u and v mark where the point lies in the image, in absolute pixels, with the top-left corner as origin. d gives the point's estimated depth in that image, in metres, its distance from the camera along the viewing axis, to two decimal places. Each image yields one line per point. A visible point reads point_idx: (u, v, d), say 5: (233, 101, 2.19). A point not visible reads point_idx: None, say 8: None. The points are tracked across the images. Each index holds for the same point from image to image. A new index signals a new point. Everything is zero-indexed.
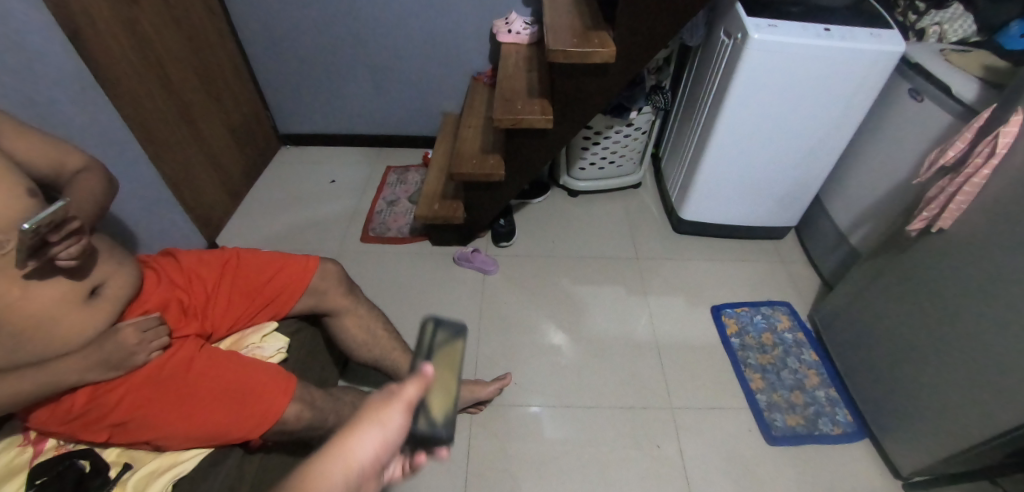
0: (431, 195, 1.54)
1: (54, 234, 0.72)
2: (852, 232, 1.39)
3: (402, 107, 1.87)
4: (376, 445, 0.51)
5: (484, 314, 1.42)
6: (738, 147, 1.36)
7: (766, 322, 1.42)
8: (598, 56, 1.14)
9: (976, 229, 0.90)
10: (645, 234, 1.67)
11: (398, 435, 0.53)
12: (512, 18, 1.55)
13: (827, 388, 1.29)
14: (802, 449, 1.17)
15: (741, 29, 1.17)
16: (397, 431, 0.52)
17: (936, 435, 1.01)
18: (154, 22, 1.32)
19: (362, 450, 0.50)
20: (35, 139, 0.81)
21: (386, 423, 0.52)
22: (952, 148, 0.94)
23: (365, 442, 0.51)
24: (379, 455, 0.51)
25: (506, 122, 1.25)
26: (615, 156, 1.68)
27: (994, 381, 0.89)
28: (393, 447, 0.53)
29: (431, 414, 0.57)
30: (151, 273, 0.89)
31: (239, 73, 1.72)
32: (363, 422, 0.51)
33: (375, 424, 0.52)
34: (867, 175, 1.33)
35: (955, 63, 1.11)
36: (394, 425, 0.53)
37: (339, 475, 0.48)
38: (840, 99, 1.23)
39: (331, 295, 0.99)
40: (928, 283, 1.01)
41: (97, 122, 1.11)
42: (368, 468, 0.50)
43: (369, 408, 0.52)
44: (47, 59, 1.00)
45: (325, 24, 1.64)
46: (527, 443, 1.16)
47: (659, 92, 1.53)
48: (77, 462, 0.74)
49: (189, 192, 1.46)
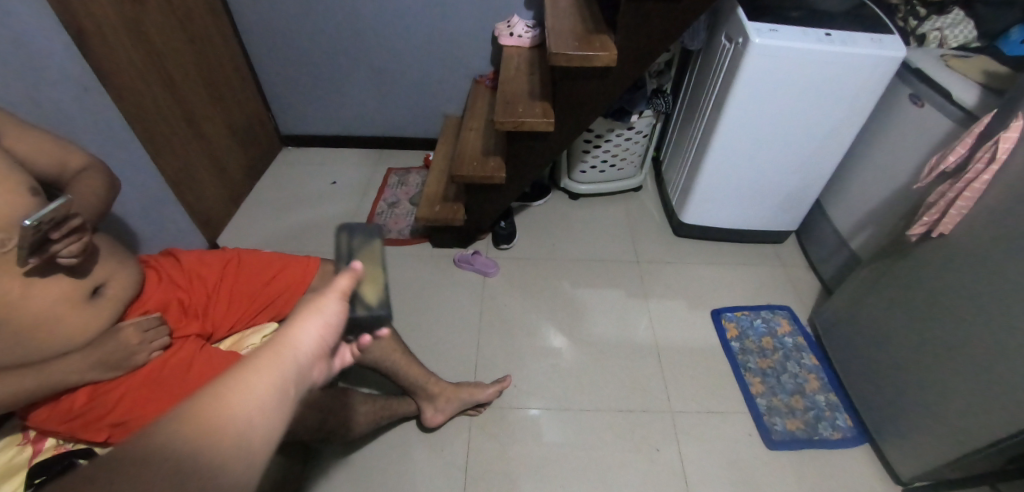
0: (431, 197, 1.54)
1: (56, 231, 0.72)
2: (853, 236, 1.39)
3: (403, 109, 1.87)
4: (319, 329, 0.55)
5: (484, 317, 1.42)
6: (739, 151, 1.36)
7: (766, 327, 1.42)
8: (599, 59, 1.14)
9: (976, 235, 0.90)
10: (646, 238, 1.67)
11: (339, 318, 0.57)
12: (514, 21, 1.56)
13: (827, 393, 1.29)
14: (802, 454, 1.17)
15: (743, 34, 1.17)
16: (337, 315, 0.57)
17: (937, 440, 1.01)
18: (158, 23, 1.33)
19: (307, 336, 0.53)
20: (38, 138, 0.81)
21: (323, 309, 0.56)
22: (953, 154, 0.94)
23: (308, 326, 0.54)
24: (325, 336, 0.55)
25: (508, 125, 1.25)
26: (616, 160, 1.68)
27: (994, 387, 0.89)
28: (336, 330, 0.57)
29: (366, 301, 0.64)
30: (151, 273, 0.90)
31: (242, 74, 1.73)
32: (301, 313, 0.55)
33: (313, 312, 0.55)
34: (867, 179, 1.33)
35: (956, 68, 1.11)
36: (333, 309, 0.57)
37: (290, 355, 0.51)
38: (840, 104, 1.23)
39: None
40: (929, 288, 1.01)
41: (100, 122, 1.12)
42: (317, 347, 0.54)
43: (303, 303, 0.56)
44: (51, 59, 1.00)
45: (328, 26, 1.64)
46: (526, 446, 1.16)
47: (660, 96, 1.53)
48: (77, 461, 0.72)
49: (190, 192, 1.46)
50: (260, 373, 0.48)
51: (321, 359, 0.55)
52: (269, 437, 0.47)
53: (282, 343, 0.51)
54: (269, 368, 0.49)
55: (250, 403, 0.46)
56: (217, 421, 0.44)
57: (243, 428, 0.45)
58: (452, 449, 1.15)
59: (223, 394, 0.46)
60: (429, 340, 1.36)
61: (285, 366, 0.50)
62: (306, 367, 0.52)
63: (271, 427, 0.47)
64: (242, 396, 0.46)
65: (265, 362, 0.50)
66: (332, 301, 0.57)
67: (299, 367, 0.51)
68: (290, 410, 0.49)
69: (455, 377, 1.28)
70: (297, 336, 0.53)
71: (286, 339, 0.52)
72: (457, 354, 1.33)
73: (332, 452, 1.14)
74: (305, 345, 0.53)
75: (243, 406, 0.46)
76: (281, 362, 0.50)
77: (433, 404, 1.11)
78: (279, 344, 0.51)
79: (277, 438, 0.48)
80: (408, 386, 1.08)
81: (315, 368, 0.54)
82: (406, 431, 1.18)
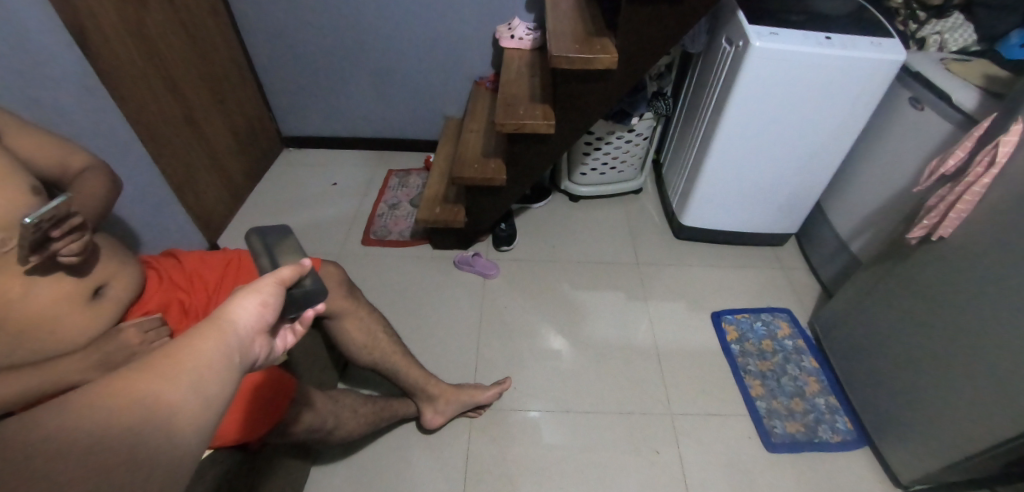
0: (432, 199, 1.54)
1: (56, 230, 0.72)
2: (853, 239, 1.39)
3: (404, 110, 1.88)
4: (257, 306, 0.52)
5: (485, 318, 1.42)
6: (739, 154, 1.36)
7: (766, 329, 1.42)
8: (600, 62, 1.14)
9: (976, 238, 0.90)
10: (646, 240, 1.67)
11: (278, 296, 0.55)
12: (515, 24, 1.56)
13: (826, 396, 1.29)
14: (802, 457, 1.17)
15: (743, 37, 1.18)
16: (274, 294, 0.54)
17: (937, 444, 1.01)
18: (160, 24, 1.33)
19: (243, 313, 0.51)
20: (40, 139, 0.81)
21: (259, 287, 0.54)
22: (953, 157, 0.94)
23: (243, 302, 0.51)
24: (265, 314, 0.53)
25: (508, 126, 1.25)
26: (616, 162, 1.68)
27: (994, 391, 0.89)
28: (277, 310, 0.55)
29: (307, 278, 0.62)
30: (152, 273, 0.90)
31: (243, 75, 1.73)
32: (235, 293, 0.52)
33: (248, 290, 0.53)
34: (867, 182, 1.33)
35: (956, 72, 1.11)
36: (271, 288, 0.55)
37: (225, 331, 0.49)
38: (840, 107, 1.23)
39: (332, 298, 0.99)
40: (929, 291, 1.01)
41: (101, 123, 1.12)
42: (256, 325, 0.51)
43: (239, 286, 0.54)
44: (54, 60, 1.00)
45: (330, 27, 1.65)
46: (525, 448, 1.16)
47: (660, 98, 1.53)
48: None
49: (191, 193, 1.46)
50: (191, 351, 0.46)
51: (262, 340, 0.52)
52: (205, 416, 0.45)
53: (215, 319, 0.49)
54: (201, 347, 0.46)
55: (181, 381, 0.44)
56: (146, 400, 0.42)
57: (172, 406, 0.43)
58: (452, 450, 1.15)
59: (150, 374, 0.44)
60: (429, 342, 1.36)
61: (224, 338, 0.48)
62: (244, 344, 0.50)
63: (207, 404, 0.45)
64: (173, 373, 0.44)
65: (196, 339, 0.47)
66: (270, 282, 0.55)
67: (236, 345, 0.49)
68: (231, 388, 0.47)
69: (455, 379, 1.28)
70: (232, 312, 0.50)
71: (220, 316, 0.49)
72: (457, 356, 1.33)
73: (332, 453, 1.14)
74: (242, 322, 0.50)
75: (173, 385, 0.44)
76: (217, 339, 0.48)
77: (433, 406, 1.11)
78: (212, 322, 0.49)
79: (216, 419, 0.46)
80: (408, 387, 1.08)
81: (256, 347, 0.51)
82: (406, 432, 1.18)
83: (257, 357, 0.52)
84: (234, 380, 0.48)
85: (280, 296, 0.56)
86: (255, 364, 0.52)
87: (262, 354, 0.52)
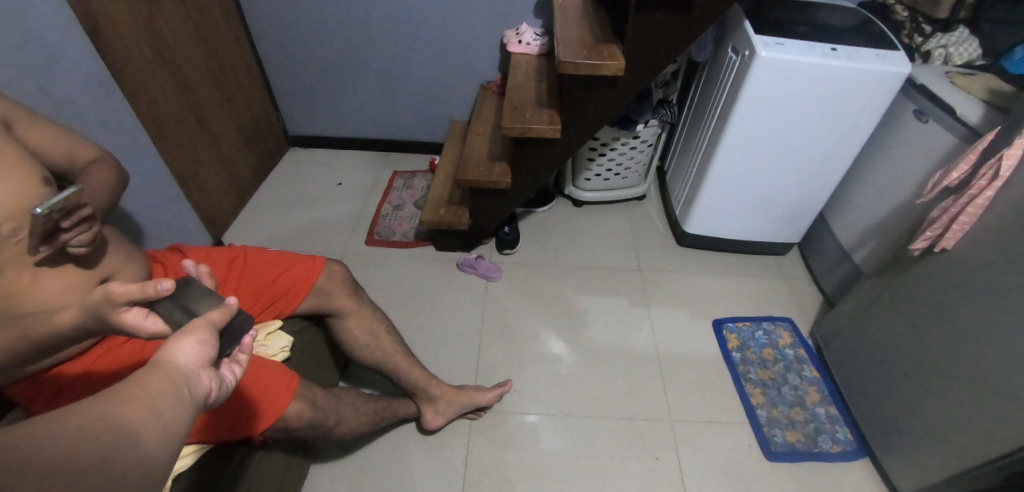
0: (436, 201, 1.55)
1: (66, 220, 0.72)
2: (856, 250, 1.39)
3: (411, 112, 1.89)
4: (194, 344, 0.50)
5: (488, 320, 1.42)
6: (745, 163, 1.37)
7: (768, 338, 1.42)
8: (606, 68, 1.15)
9: (978, 250, 0.91)
10: (649, 246, 1.68)
11: (214, 335, 0.53)
12: (523, 29, 1.57)
13: (827, 406, 1.28)
14: (802, 466, 1.17)
15: (749, 47, 1.19)
16: (210, 331, 0.52)
17: (937, 456, 1.00)
18: (173, 22, 1.35)
19: (180, 352, 0.49)
20: (49, 130, 0.81)
21: (192, 328, 0.52)
22: (958, 170, 0.95)
23: (179, 344, 0.49)
24: (205, 349, 0.51)
25: (514, 131, 1.26)
26: (620, 168, 1.69)
27: (998, 404, 0.88)
28: (215, 345, 0.52)
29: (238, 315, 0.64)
30: (159, 268, 0.91)
31: (252, 75, 1.75)
32: (170, 336, 0.50)
33: (182, 332, 0.51)
34: (871, 193, 1.33)
35: (960, 85, 1.12)
36: (202, 327, 0.53)
37: (163, 369, 0.46)
38: (846, 119, 1.24)
39: (336, 296, 1.00)
40: (931, 302, 1.01)
41: (111, 117, 1.13)
42: (198, 360, 0.49)
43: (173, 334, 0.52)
44: (67, 54, 1.02)
45: (339, 28, 1.66)
46: (524, 453, 1.15)
47: (665, 106, 1.54)
48: None
49: (198, 189, 1.48)
50: (138, 386, 0.44)
51: (209, 372, 0.50)
52: (163, 439, 0.44)
53: (153, 362, 0.47)
54: (148, 384, 0.45)
55: (131, 407, 0.43)
56: (101, 420, 0.42)
57: (128, 428, 0.42)
58: (451, 452, 1.15)
59: (99, 405, 0.43)
60: (431, 343, 1.36)
61: (165, 373, 0.46)
62: (193, 377, 0.48)
63: (165, 428, 0.44)
64: (129, 401, 0.44)
65: (136, 380, 0.45)
66: (200, 324, 0.53)
67: (184, 377, 0.47)
68: (189, 416, 0.46)
69: (456, 380, 1.28)
70: (170, 352, 0.48)
71: (156, 359, 0.47)
72: (459, 357, 1.33)
73: (332, 451, 1.15)
74: (182, 360, 0.48)
75: (128, 409, 0.43)
76: (158, 377, 0.46)
77: (433, 407, 1.11)
78: (152, 362, 0.47)
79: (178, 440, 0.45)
80: (409, 387, 1.08)
81: (205, 379, 0.49)
82: (406, 432, 1.18)
83: (209, 391, 0.50)
84: (188, 409, 0.46)
85: (214, 334, 0.53)
86: (209, 398, 0.49)
87: (214, 387, 0.50)
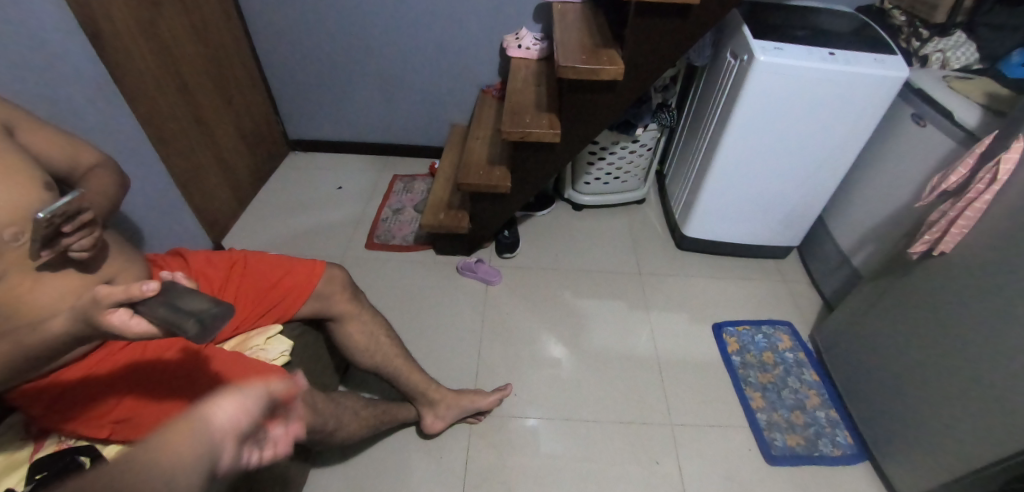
0: (436, 204, 1.55)
1: (68, 225, 0.72)
2: (855, 253, 1.39)
3: (411, 116, 1.90)
4: (234, 411, 0.59)
5: (487, 324, 1.42)
6: (744, 167, 1.37)
7: (768, 342, 1.42)
8: (605, 73, 1.15)
9: (976, 254, 0.91)
10: (648, 250, 1.68)
11: (259, 404, 0.61)
12: (522, 34, 1.58)
13: (827, 409, 1.28)
14: (802, 470, 1.16)
15: (748, 51, 1.19)
16: (255, 402, 0.61)
17: (937, 460, 1.00)
18: (173, 27, 1.36)
19: (220, 415, 0.58)
20: (51, 135, 0.82)
21: (248, 392, 0.61)
22: (956, 174, 0.95)
23: (224, 407, 0.59)
24: (239, 419, 0.60)
25: (514, 135, 1.26)
26: (620, 172, 1.70)
27: (998, 408, 0.88)
28: (256, 414, 0.61)
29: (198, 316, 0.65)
30: (159, 273, 0.91)
31: (252, 80, 1.75)
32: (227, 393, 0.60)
33: (237, 393, 0.61)
34: (870, 197, 1.34)
35: (958, 89, 1.12)
36: (256, 393, 0.62)
37: (200, 429, 0.57)
38: (844, 123, 1.24)
39: (336, 300, 1.00)
40: (930, 306, 1.01)
41: (112, 122, 1.14)
42: (231, 428, 0.59)
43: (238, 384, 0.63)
44: (69, 60, 1.02)
45: (339, 32, 1.67)
46: (524, 457, 1.15)
47: (664, 110, 1.55)
48: (76, 457, 0.74)
49: (198, 193, 1.48)
50: (175, 445, 0.55)
51: (233, 442, 0.59)
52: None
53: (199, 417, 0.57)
54: (180, 445, 0.55)
55: (164, 462, 0.54)
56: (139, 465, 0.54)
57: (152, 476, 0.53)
58: (451, 456, 1.15)
59: (152, 447, 0.55)
60: (431, 346, 1.36)
61: (194, 433, 0.56)
62: (216, 445, 0.57)
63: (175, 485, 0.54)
64: (164, 456, 0.54)
65: (184, 431, 0.56)
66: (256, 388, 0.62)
67: (208, 443, 0.57)
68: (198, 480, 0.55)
69: (456, 384, 1.28)
70: (213, 412, 0.58)
71: (204, 414, 0.58)
72: (459, 361, 1.33)
73: (333, 455, 1.15)
74: (217, 423, 0.58)
75: (162, 460, 0.54)
76: (190, 435, 0.56)
77: (433, 411, 1.11)
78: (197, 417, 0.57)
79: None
80: (409, 392, 1.08)
81: (227, 448, 0.58)
82: (405, 436, 1.18)
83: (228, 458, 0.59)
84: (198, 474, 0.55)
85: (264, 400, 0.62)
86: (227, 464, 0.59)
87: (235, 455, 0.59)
